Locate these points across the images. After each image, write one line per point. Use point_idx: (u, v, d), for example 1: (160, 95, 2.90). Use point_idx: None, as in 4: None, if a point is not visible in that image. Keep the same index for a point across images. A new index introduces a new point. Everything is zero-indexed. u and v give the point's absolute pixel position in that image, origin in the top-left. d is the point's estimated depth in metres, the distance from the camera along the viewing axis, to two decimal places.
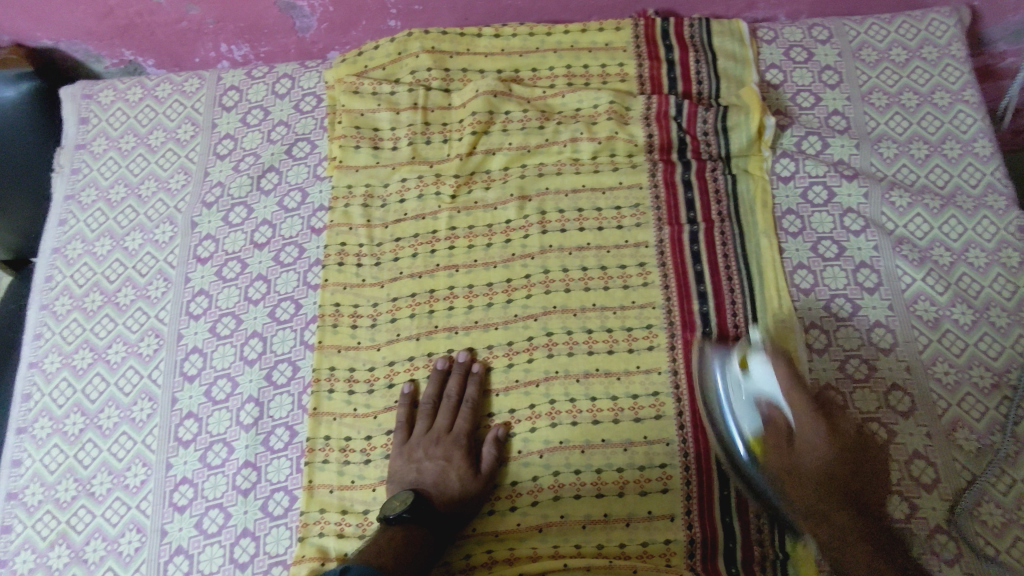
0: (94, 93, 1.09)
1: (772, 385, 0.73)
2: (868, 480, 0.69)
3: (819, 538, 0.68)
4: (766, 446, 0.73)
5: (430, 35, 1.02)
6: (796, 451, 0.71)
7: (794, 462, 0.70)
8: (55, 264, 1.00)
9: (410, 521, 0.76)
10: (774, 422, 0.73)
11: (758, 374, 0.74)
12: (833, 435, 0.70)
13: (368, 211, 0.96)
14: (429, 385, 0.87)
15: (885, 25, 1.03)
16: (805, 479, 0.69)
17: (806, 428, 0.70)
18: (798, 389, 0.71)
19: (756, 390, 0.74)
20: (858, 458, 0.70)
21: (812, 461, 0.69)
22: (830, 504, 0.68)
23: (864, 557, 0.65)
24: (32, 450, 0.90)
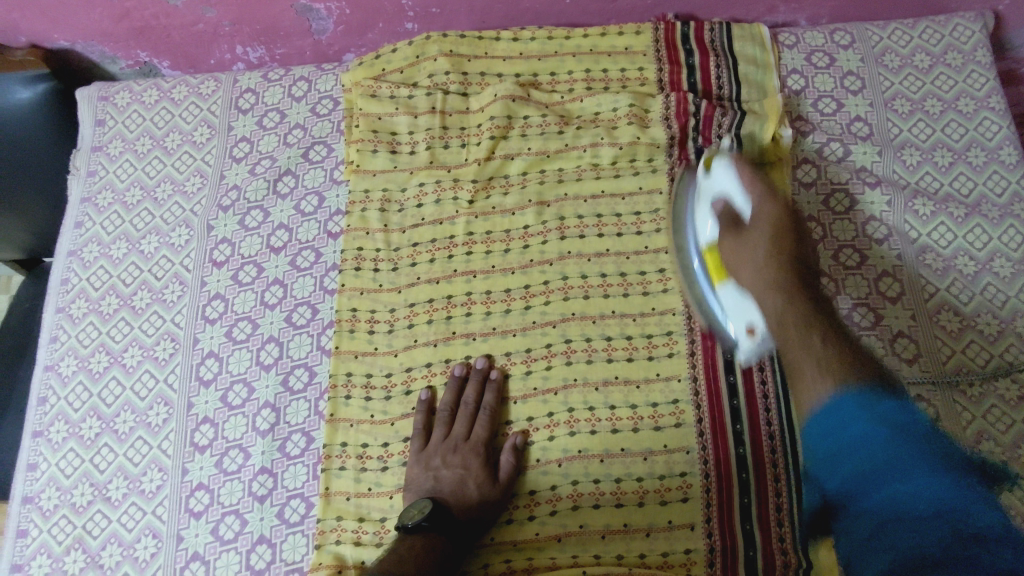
0: (110, 95, 1.08)
1: (731, 178, 0.82)
2: (808, 260, 0.79)
3: (768, 303, 0.75)
4: (722, 228, 0.81)
5: (448, 38, 1.01)
6: (752, 229, 0.79)
7: (752, 238, 0.78)
8: (70, 267, 1.00)
9: (429, 529, 0.76)
10: (735, 217, 0.81)
11: (717, 173, 0.83)
12: (784, 216, 0.80)
13: (386, 216, 0.95)
14: (447, 392, 0.86)
15: (909, 30, 1.01)
16: (760, 250, 0.78)
17: (764, 210, 0.80)
18: (755, 177, 0.82)
19: (716, 188, 0.83)
20: (803, 248, 0.80)
21: (767, 236, 0.78)
22: (778, 271, 0.76)
23: (801, 320, 0.73)
24: (48, 454, 0.90)
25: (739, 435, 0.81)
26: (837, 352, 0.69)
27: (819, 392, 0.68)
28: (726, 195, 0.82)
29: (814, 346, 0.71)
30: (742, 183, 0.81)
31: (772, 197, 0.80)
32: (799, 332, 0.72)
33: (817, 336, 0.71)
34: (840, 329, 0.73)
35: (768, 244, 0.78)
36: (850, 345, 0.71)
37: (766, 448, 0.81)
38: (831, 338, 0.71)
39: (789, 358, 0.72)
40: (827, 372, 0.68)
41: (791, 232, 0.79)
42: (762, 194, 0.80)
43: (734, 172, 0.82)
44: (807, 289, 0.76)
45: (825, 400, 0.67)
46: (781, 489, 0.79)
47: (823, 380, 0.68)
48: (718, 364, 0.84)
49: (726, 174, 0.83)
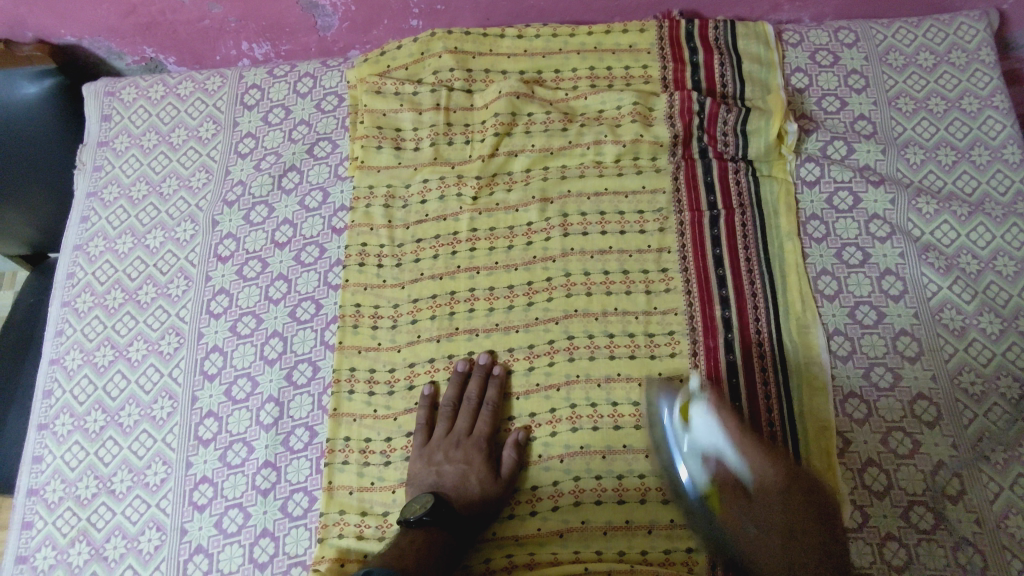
0: (116, 90, 1.09)
1: (715, 434, 0.74)
2: (818, 507, 0.72)
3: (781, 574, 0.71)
4: (725, 502, 0.74)
5: (453, 35, 1.02)
6: (759, 499, 0.72)
7: (759, 509, 0.72)
8: (76, 261, 1.00)
9: (431, 525, 0.76)
10: (722, 473, 0.74)
11: (702, 429, 0.75)
12: (788, 476, 0.73)
13: (390, 212, 0.96)
14: (449, 387, 0.86)
15: (913, 28, 1.02)
16: (773, 524, 0.71)
17: (766, 480, 0.72)
18: (747, 442, 0.73)
19: (700, 444, 0.75)
20: (811, 488, 0.73)
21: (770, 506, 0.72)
22: (787, 542, 0.70)
23: None
24: (53, 447, 0.90)
25: None
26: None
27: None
28: (719, 453, 0.74)
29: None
30: (735, 442, 0.73)
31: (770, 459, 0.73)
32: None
33: None
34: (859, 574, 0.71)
35: (766, 505, 0.72)
36: None
37: None
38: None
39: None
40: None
41: (789, 480, 0.73)
42: (751, 453, 0.73)
43: (714, 422, 0.74)
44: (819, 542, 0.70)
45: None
46: None
47: None
48: (720, 364, 0.85)
49: (714, 429, 0.74)
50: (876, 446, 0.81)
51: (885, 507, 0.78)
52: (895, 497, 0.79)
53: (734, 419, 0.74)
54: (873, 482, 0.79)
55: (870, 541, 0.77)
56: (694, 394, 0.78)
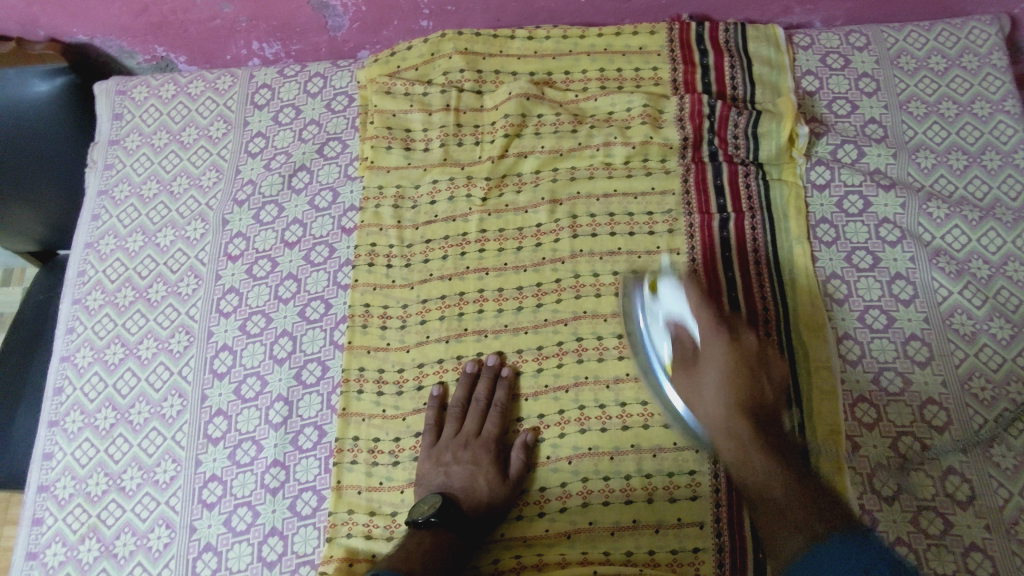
0: (128, 89, 1.09)
1: (680, 306, 0.78)
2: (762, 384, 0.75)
3: (721, 439, 0.73)
4: (674, 366, 0.78)
5: (463, 36, 1.02)
6: (701, 365, 0.76)
7: (701, 372, 0.76)
8: (87, 259, 1.01)
9: (438, 525, 0.76)
10: (683, 343, 0.78)
11: (667, 297, 0.80)
12: (734, 349, 0.75)
13: (399, 212, 0.96)
14: (458, 388, 0.87)
15: (924, 32, 1.01)
16: (709, 388, 0.75)
17: (711, 346, 0.76)
18: (706, 312, 0.77)
19: (666, 315, 0.80)
20: (757, 367, 0.76)
21: (719, 377, 0.74)
22: (736, 415, 0.72)
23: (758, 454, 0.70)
24: (63, 444, 0.91)
25: None
26: (795, 499, 0.66)
27: (791, 547, 0.63)
28: (679, 322, 0.79)
29: (765, 487, 0.68)
30: (691, 311, 0.77)
31: (721, 329, 0.76)
32: (747, 474, 0.70)
33: (772, 474, 0.68)
34: (791, 459, 0.70)
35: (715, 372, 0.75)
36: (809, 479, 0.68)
37: None
38: (774, 471, 0.68)
39: (743, 482, 0.71)
40: (797, 527, 0.63)
41: (742, 358, 0.75)
42: (708, 321, 0.76)
43: (680, 294, 0.78)
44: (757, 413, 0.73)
45: (795, 553, 0.62)
46: None
47: (786, 532, 0.64)
48: None
49: (675, 299, 0.79)
50: (884, 449, 0.81)
51: (894, 511, 0.78)
52: (904, 502, 0.79)
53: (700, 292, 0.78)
54: (883, 486, 0.79)
55: None
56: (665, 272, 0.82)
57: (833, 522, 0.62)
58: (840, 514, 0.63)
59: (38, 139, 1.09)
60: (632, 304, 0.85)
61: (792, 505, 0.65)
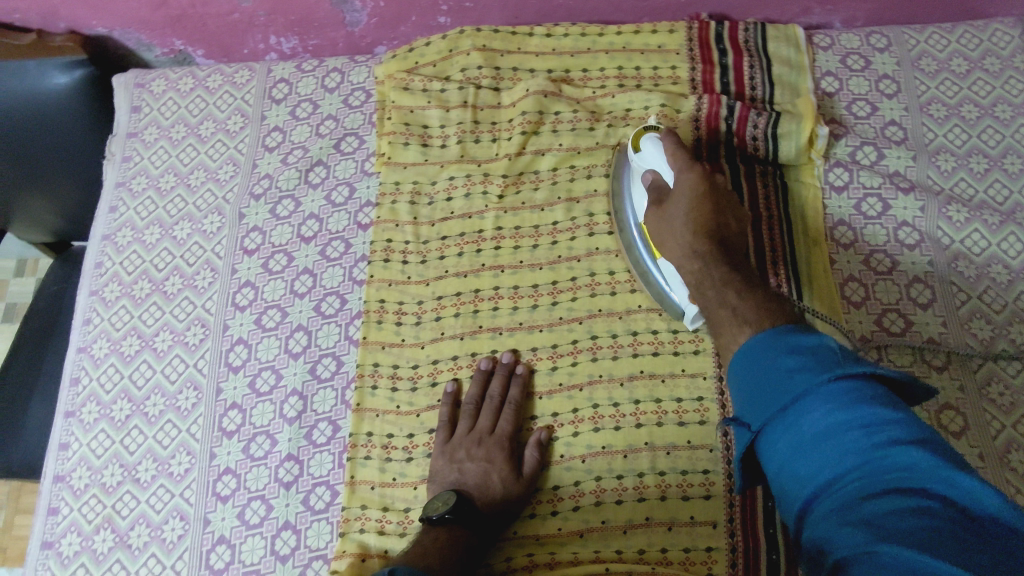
0: (146, 82, 1.09)
1: (656, 151, 0.85)
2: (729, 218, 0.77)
3: (684, 265, 0.75)
4: (650, 203, 0.82)
5: (482, 33, 1.02)
6: (672, 197, 0.80)
7: (672, 203, 0.79)
8: (104, 251, 1.01)
9: (452, 522, 0.76)
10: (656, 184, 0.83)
11: (648, 151, 0.86)
12: (706, 178, 0.79)
13: (415, 208, 0.96)
14: (472, 385, 0.86)
15: (946, 35, 1.00)
16: (678, 215, 0.78)
17: (683, 176, 0.79)
18: (679, 152, 0.82)
19: (645, 163, 0.86)
20: (725, 200, 0.78)
21: (684, 205, 0.78)
22: (698, 235, 0.75)
23: (718, 275, 0.71)
24: (79, 434, 0.91)
25: None
26: (747, 301, 0.67)
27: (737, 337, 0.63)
28: (658, 172, 0.84)
29: (720, 293, 0.70)
30: (667, 157, 0.83)
31: (694, 163, 0.80)
32: (705, 284, 0.71)
33: (731, 289, 0.69)
34: (750, 277, 0.71)
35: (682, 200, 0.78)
36: (765, 292, 0.68)
37: None
38: (730, 278, 0.70)
39: (701, 295, 0.72)
40: (744, 321, 0.64)
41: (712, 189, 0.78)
42: (680, 158, 0.81)
43: (659, 144, 0.85)
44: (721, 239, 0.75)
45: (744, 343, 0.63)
46: None
47: (735, 328, 0.65)
48: None
49: (657, 150, 0.85)
50: None
51: None
52: None
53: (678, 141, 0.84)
54: None
55: None
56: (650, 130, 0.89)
57: (779, 319, 0.62)
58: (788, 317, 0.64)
59: (50, 130, 1.09)
60: (640, 257, 0.88)
61: (742, 304, 0.67)
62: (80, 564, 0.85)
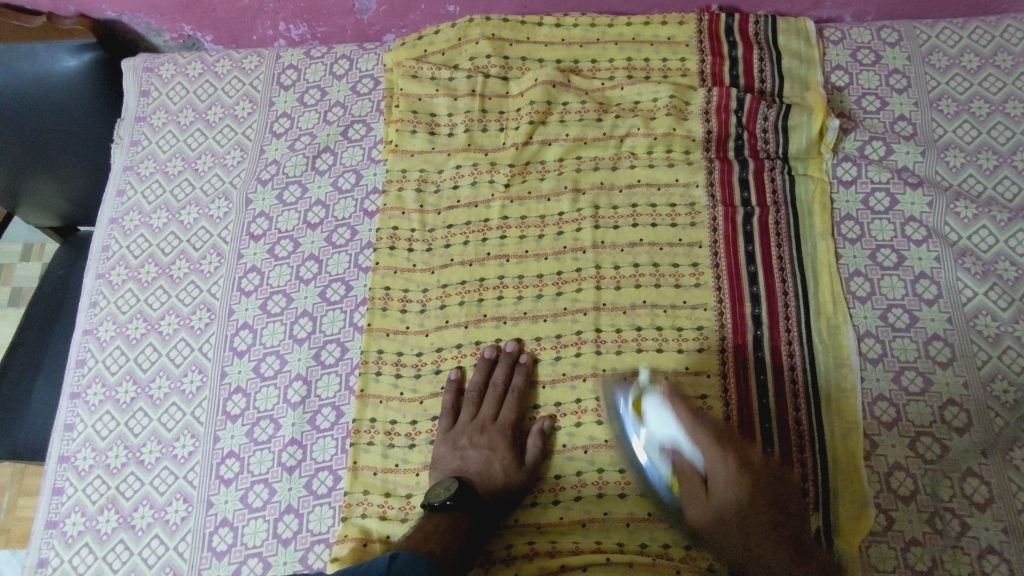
0: (155, 66, 1.09)
1: (672, 425, 0.78)
2: (771, 483, 0.74)
3: (749, 557, 0.71)
4: (687, 498, 0.76)
5: (491, 22, 1.01)
6: (714, 487, 0.75)
7: (715, 492, 0.74)
8: (111, 234, 1.02)
9: (454, 509, 0.76)
10: (681, 463, 0.77)
11: (659, 415, 0.78)
12: (740, 467, 0.74)
13: (422, 196, 0.96)
14: (475, 373, 0.87)
15: (958, 29, 1.00)
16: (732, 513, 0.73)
17: (718, 479, 0.75)
18: (699, 427, 0.77)
19: (659, 438, 0.78)
20: (767, 474, 0.75)
21: (733, 487, 0.74)
22: (761, 526, 0.72)
23: (789, 557, 0.69)
24: (85, 416, 0.92)
25: (767, 435, 0.81)
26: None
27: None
28: (675, 444, 0.77)
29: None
30: (686, 433, 0.77)
31: (723, 454, 0.75)
32: None
33: (803, 563, 0.69)
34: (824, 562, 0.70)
35: (727, 488, 0.74)
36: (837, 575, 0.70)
37: (795, 446, 0.81)
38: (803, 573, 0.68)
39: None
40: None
41: (749, 469, 0.75)
42: (704, 439, 0.76)
43: (666, 410, 0.78)
44: (778, 521, 0.72)
45: None
46: (807, 488, 0.79)
47: None
48: (749, 362, 0.84)
49: (667, 420, 0.78)
50: (902, 449, 0.80)
51: (912, 511, 0.78)
52: (920, 502, 0.78)
53: (687, 408, 0.79)
54: (899, 486, 0.79)
55: (895, 545, 0.76)
56: (644, 386, 0.81)
57: None
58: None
59: (56, 114, 1.09)
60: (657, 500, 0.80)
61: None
62: (84, 544, 0.85)
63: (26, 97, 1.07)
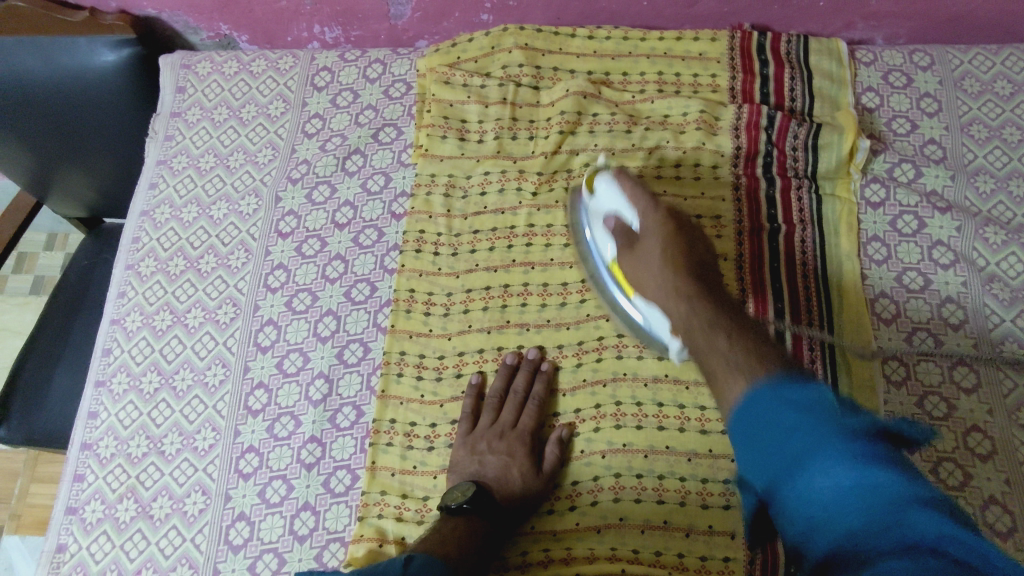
0: (192, 63, 1.11)
1: (609, 190, 0.78)
2: (703, 248, 0.70)
3: (668, 311, 0.66)
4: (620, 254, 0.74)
5: (525, 31, 1.02)
6: (642, 241, 0.71)
7: (639, 244, 0.71)
8: (142, 227, 1.03)
9: (470, 512, 0.76)
10: (617, 224, 0.75)
11: (603, 191, 0.78)
12: (671, 216, 0.71)
13: (449, 201, 0.96)
14: (497, 379, 0.87)
15: (992, 55, 1.00)
16: (651, 257, 0.69)
17: (648, 227, 0.71)
18: (636, 184, 0.75)
19: (601, 207, 0.79)
20: (689, 227, 0.71)
21: (655, 242, 0.70)
22: (674, 271, 0.67)
23: (705, 318, 0.61)
24: (108, 404, 0.93)
25: None
26: (738, 346, 0.58)
27: (742, 387, 0.55)
28: (615, 211, 0.76)
29: (708, 337, 0.60)
30: (623, 194, 0.75)
31: (658, 204, 0.72)
32: (690, 330, 0.62)
33: (723, 333, 0.59)
34: (749, 330, 0.60)
35: (650, 238, 0.70)
36: (768, 349, 0.58)
37: None
38: (697, 300, 0.63)
39: (691, 341, 0.62)
40: (739, 372, 0.56)
41: (676, 220, 0.71)
42: (633, 189, 0.74)
43: (609, 180, 0.77)
44: (699, 273, 0.66)
45: (739, 399, 0.55)
46: None
47: (736, 378, 0.56)
48: None
49: (611, 191, 0.77)
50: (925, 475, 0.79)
51: None
52: None
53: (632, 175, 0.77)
54: None
55: None
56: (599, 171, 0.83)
57: (778, 370, 0.54)
58: (793, 366, 0.55)
59: (88, 104, 1.11)
60: (614, 297, 0.83)
61: (734, 352, 0.58)
62: (102, 531, 0.86)
63: (63, 90, 1.08)
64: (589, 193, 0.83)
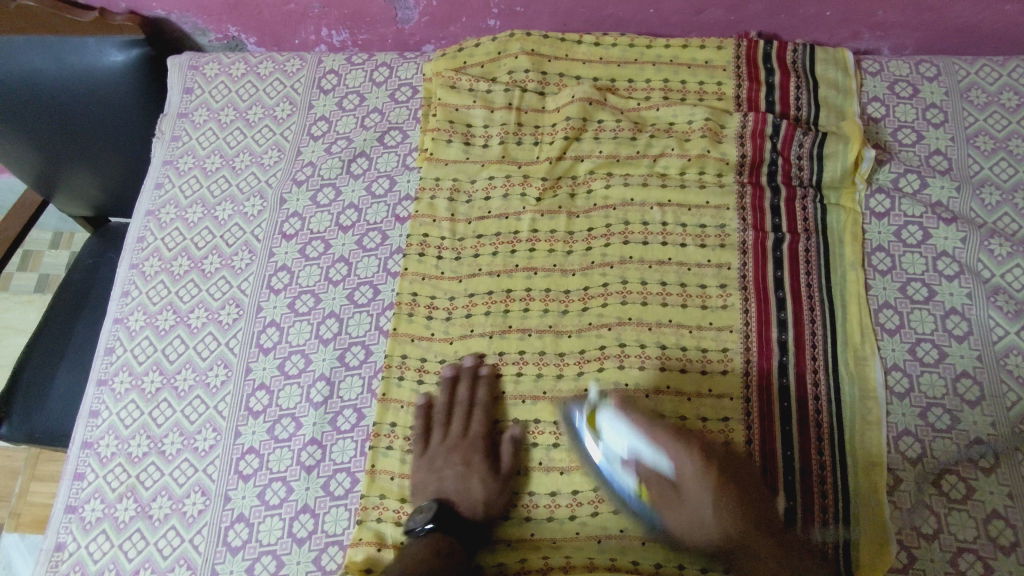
0: (199, 64, 1.11)
1: (625, 433, 0.75)
2: (738, 466, 0.76)
3: (736, 555, 0.72)
4: (664, 502, 0.74)
5: (531, 37, 1.03)
6: (687, 487, 0.73)
7: (687, 497, 0.73)
8: (147, 226, 1.03)
9: (436, 531, 0.77)
10: (647, 472, 0.74)
11: (616, 436, 0.76)
12: (706, 460, 0.73)
13: (454, 205, 0.97)
14: (439, 394, 0.87)
15: (998, 67, 0.99)
16: (708, 512, 0.72)
17: (691, 483, 0.73)
18: (659, 428, 0.75)
19: (616, 447, 0.76)
20: (725, 459, 0.75)
21: (706, 492, 0.72)
22: (735, 519, 0.72)
23: (776, 561, 0.71)
24: (110, 403, 0.93)
25: (789, 461, 0.81)
26: None
27: None
28: (638, 455, 0.75)
29: None
30: (646, 438, 0.74)
31: (692, 455, 0.73)
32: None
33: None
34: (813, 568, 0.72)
35: (700, 493, 0.72)
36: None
37: (816, 476, 0.80)
38: (768, 548, 0.71)
39: None
40: None
41: (714, 460, 0.74)
42: (665, 438, 0.74)
43: (622, 421, 0.76)
44: (751, 511, 0.73)
45: None
46: (827, 520, 0.78)
47: None
48: (773, 388, 0.84)
49: (623, 434, 0.75)
50: (926, 487, 0.79)
51: (933, 550, 0.76)
52: (944, 541, 0.76)
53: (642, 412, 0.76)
54: (922, 524, 0.77)
55: None
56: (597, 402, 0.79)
57: None
58: None
59: (96, 104, 1.11)
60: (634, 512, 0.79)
61: None
62: (101, 531, 0.86)
63: (71, 91, 1.09)
64: (592, 434, 0.79)
